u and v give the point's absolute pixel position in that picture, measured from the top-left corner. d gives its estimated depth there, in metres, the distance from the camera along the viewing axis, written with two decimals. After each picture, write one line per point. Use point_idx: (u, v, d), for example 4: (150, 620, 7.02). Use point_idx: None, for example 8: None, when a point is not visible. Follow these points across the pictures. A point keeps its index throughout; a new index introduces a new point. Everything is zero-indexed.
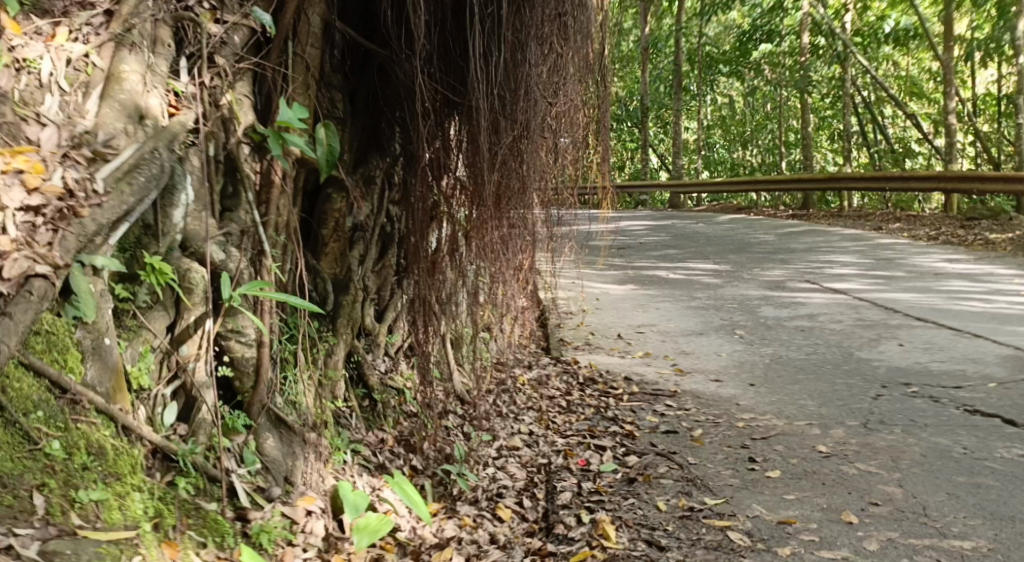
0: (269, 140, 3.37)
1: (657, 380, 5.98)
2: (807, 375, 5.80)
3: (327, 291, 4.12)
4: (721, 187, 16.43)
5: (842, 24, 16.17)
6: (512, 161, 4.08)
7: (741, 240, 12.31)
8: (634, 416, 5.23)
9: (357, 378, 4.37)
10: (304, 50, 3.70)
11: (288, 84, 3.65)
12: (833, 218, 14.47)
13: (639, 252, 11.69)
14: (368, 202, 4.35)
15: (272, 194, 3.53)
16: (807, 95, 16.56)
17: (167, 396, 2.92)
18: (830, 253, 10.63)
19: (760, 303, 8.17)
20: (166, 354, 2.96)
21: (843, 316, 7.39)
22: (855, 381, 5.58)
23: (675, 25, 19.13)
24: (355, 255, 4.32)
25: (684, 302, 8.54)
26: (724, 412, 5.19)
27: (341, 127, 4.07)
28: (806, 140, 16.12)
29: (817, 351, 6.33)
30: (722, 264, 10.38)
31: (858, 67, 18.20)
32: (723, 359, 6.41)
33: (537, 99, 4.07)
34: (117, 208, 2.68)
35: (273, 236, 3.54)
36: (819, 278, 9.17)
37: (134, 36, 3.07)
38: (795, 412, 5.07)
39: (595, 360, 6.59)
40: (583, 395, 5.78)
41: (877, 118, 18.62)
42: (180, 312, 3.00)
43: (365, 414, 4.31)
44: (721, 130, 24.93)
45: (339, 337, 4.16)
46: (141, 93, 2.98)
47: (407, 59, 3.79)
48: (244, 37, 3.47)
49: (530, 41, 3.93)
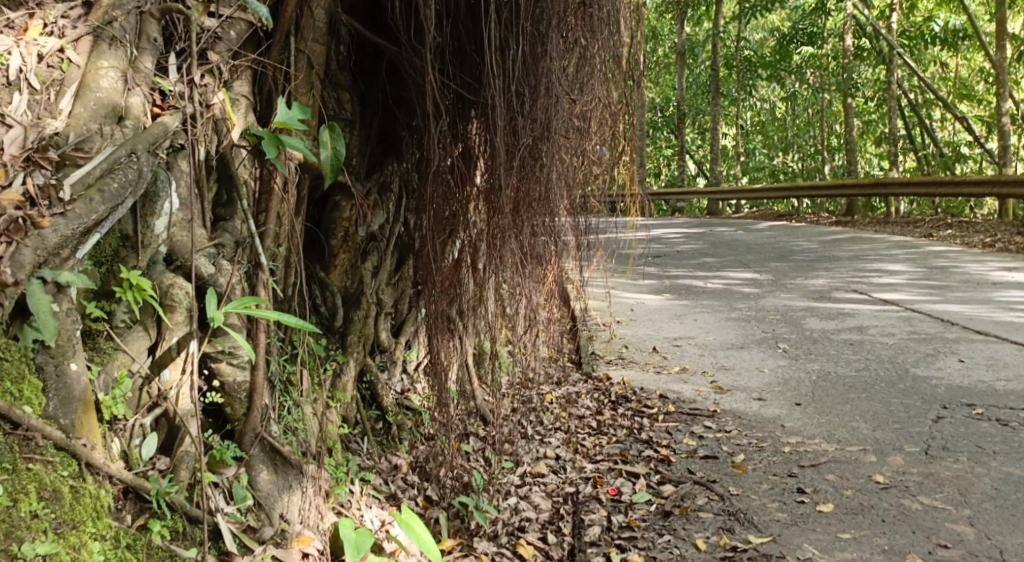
0: (264, 142, 3.06)
1: (694, 399, 5.61)
2: (858, 394, 5.39)
3: (336, 307, 3.87)
4: (762, 193, 15.94)
5: (887, 25, 15.56)
6: (535, 163, 3.77)
7: (783, 248, 11.86)
8: (669, 439, 4.88)
9: (370, 399, 4.10)
10: (306, 46, 3.42)
11: (289, 82, 3.38)
12: (880, 225, 13.92)
13: (675, 261, 11.30)
14: (382, 210, 4.08)
15: (271, 202, 3.24)
16: (851, 98, 16.07)
17: (147, 426, 2.61)
18: (879, 261, 10.16)
19: (804, 314, 7.75)
20: (145, 380, 2.66)
21: (895, 328, 6.96)
22: (912, 401, 5.16)
23: (714, 29, 18.72)
24: (368, 267, 4.04)
25: (723, 313, 8.15)
26: (768, 435, 4.82)
27: (350, 130, 3.79)
28: (850, 144, 15.61)
29: (868, 368, 5.91)
30: (762, 273, 9.98)
31: (906, 68, 17.61)
32: (766, 375, 6.01)
33: (559, 96, 3.75)
34: (87, 218, 2.38)
35: (271, 248, 3.26)
36: (867, 287, 8.72)
37: (114, 30, 2.79)
38: (846, 436, 4.68)
39: (629, 376, 6.24)
40: (615, 415, 5.43)
41: (927, 120, 17.96)
42: (161, 333, 2.71)
43: (378, 437, 4.06)
44: (760, 135, 24.38)
45: (349, 356, 3.91)
46: (121, 92, 2.71)
47: (416, 54, 3.51)
48: (241, 31, 3.19)
49: (551, 33, 3.61)
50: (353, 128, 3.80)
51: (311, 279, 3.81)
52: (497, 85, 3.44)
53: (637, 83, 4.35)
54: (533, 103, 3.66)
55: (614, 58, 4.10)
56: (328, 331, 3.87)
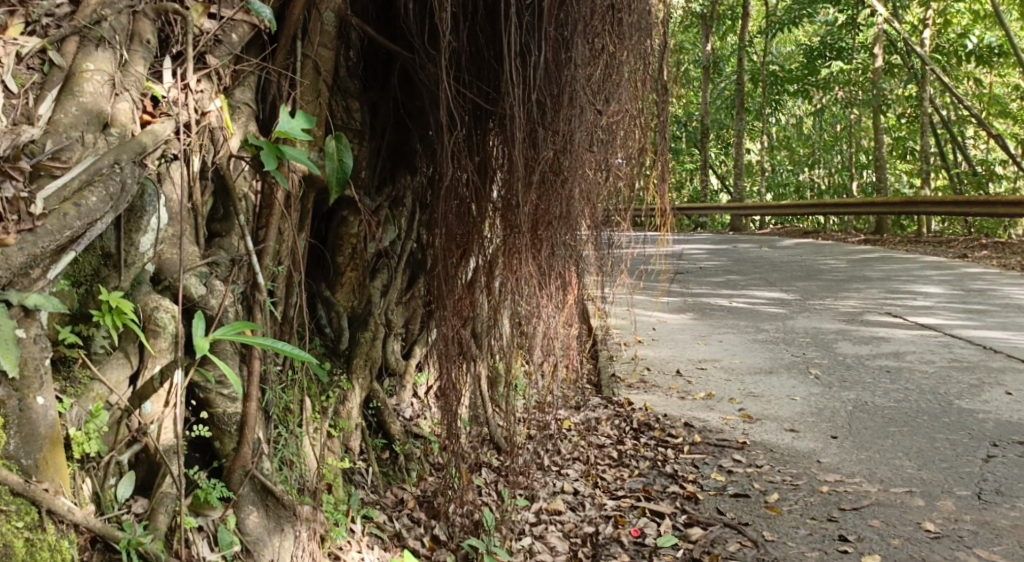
0: (264, 152, 2.84)
1: (721, 428, 5.32)
2: (899, 427, 5.07)
3: (341, 328, 3.68)
4: (789, 210, 15.54)
5: (920, 40, 15.07)
6: (556, 178, 3.51)
7: (810, 266, 11.50)
8: (695, 473, 4.64)
9: (376, 427, 3.86)
10: (314, 51, 3.20)
11: (295, 89, 3.15)
12: (912, 244, 13.49)
13: (698, 278, 10.97)
14: (392, 225, 3.88)
15: (271, 217, 2.99)
16: (882, 115, 15.69)
17: (124, 463, 2.40)
18: (912, 283, 9.80)
19: (836, 338, 7.43)
20: (124, 412, 2.41)
21: (934, 355, 6.62)
22: (959, 437, 4.84)
23: (741, 43, 18.40)
24: (377, 286, 3.85)
25: (750, 335, 7.84)
26: (803, 471, 4.54)
27: (358, 141, 3.58)
28: (879, 161, 15.25)
29: (909, 399, 5.58)
30: (789, 293, 9.66)
31: (939, 85, 17.11)
32: (797, 403, 5.71)
33: (583, 106, 3.50)
34: (59, 235, 2.17)
35: (270, 267, 3.01)
36: (902, 310, 8.36)
37: (104, 30, 2.57)
38: (889, 476, 4.39)
39: (652, 401, 5.96)
40: (637, 445, 5.17)
41: (961, 138, 17.45)
42: (144, 362, 2.44)
43: (385, 468, 3.81)
44: (786, 151, 23.94)
45: (354, 381, 3.68)
46: (107, 97, 2.49)
47: (431, 60, 3.27)
48: (245, 34, 3.01)
49: (576, 38, 3.37)
50: (363, 139, 3.58)
51: (315, 297, 3.64)
52: (517, 93, 3.19)
53: (656, 90, 4.11)
54: (556, 113, 3.40)
55: (638, 65, 3.86)
56: (332, 354, 3.67)
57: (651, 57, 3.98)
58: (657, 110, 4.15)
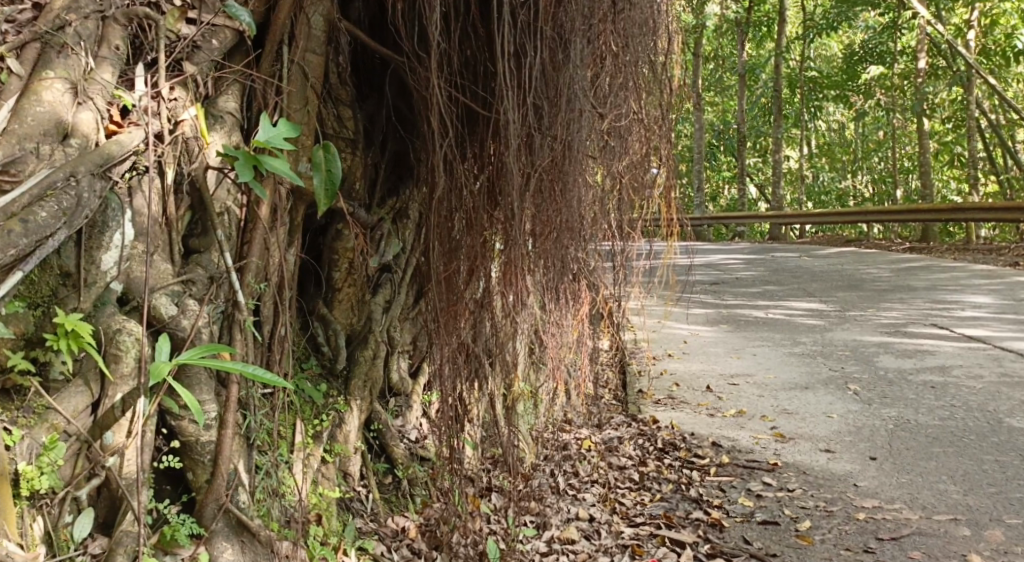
0: (239, 162, 2.62)
1: (751, 448, 5.06)
2: (944, 448, 4.77)
3: (339, 347, 3.52)
4: (828, 218, 15.12)
5: (965, 42, 14.58)
6: (556, 186, 3.31)
7: (850, 276, 11.12)
8: (721, 498, 4.41)
9: (379, 451, 3.67)
10: (303, 57, 3.04)
11: (281, 97, 2.99)
12: (958, 253, 13.03)
13: (733, 289, 10.67)
14: (395, 239, 3.76)
15: (255, 231, 2.80)
16: (925, 120, 15.22)
17: (83, 499, 2.25)
18: (958, 293, 9.40)
19: (876, 351, 7.11)
20: (83, 444, 2.24)
21: (982, 369, 6.28)
22: (1009, 459, 4.54)
23: (777, 49, 18.03)
24: (379, 303, 3.68)
25: (785, 348, 7.54)
26: (838, 496, 4.28)
27: (351, 150, 3.43)
28: (922, 168, 14.78)
29: (954, 417, 5.26)
30: (828, 304, 9.32)
31: (986, 88, 16.56)
32: (834, 421, 5.41)
33: (584, 110, 3.33)
34: (2, 253, 2.00)
35: (253, 285, 2.81)
36: (947, 321, 8.00)
37: (66, 35, 2.42)
38: (931, 501, 4.12)
39: (679, 418, 5.71)
40: (661, 466, 4.93)
41: (1008, 142, 16.89)
42: (104, 390, 2.26)
43: (387, 495, 3.61)
44: (825, 158, 23.45)
45: (353, 403, 3.48)
46: (68, 106, 2.34)
47: (421, 63, 3.11)
48: (226, 40, 2.82)
49: (575, 37, 3.21)
50: (355, 148, 3.43)
51: (309, 314, 3.51)
52: (511, 95, 3.01)
53: (657, 94, 3.92)
54: (554, 117, 3.22)
55: (638, 68, 3.68)
56: (330, 375, 3.51)
57: (651, 60, 3.80)
58: (660, 115, 3.96)
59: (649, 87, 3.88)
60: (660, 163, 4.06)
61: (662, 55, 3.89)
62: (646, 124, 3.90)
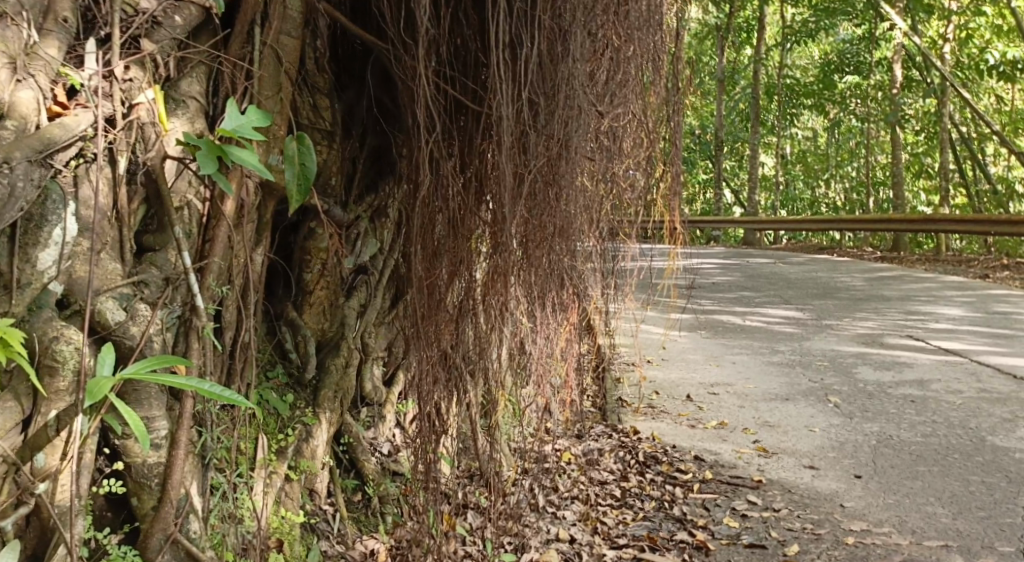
0: (202, 153, 2.34)
1: (735, 463, 4.87)
2: (929, 467, 4.59)
3: (309, 354, 3.27)
4: (803, 226, 15.01)
5: (940, 54, 14.48)
6: (549, 188, 3.08)
7: (826, 284, 10.98)
8: (706, 517, 4.21)
9: (348, 465, 3.41)
10: (276, 39, 2.81)
11: (250, 82, 2.74)
12: (931, 263, 12.94)
13: (710, 295, 10.50)
14: (373, 238, 3.52)
15: (218, 227, 2.54)
16: (900, 131, 15.13)
17: (8, 531, 1.97)
18: (933, 304, 9.27)
19: (855, 362, 6.94)
20: (9, 469, 1.97)
21: (963, 384, 6.11)
22: (996, 481, 4.37)
23: (756, 57, 17.93)
24: (354, 308, 3.44)
25: (764, 357, 7.36)
26: (826, 518, 4.09)
27: (328, 143, 3.18)
28: (896, 178, 14.69)
29: (937, 434, 5.08)
30: (805, 312, 9.16)
31: (959, 101, 16.49)
32: (817, 436, 5.22)
33: (582, 107, 3.10)
34: None
35: (213, 288, 2.54)
36: (924, 333, 7.85)
37: (8, 4, 2.13)
38: (921, 525, 3.94)
39: (659, 429, 5.51)
40: (642, 482, 4.72)
41: (979, 155, 16.85)
42: (37, 406, 2.00)
43: (355, 513, 3.35)
44: (800, 166, 23.39)
45: (321, 415, 3.22)
46: (4, 82, 2.06)
47: (407, 51, 2.87)
48: (191, 16, 2.59)
49: (575, 29, 2.99)
50: (332, 142, 3.19)
51: (278, 318, 3.25)
52: (506, 88, 2.78)
53: (655, 93, 3.70)
54: (550, 114, 2.99)
55: (638, 65, 3.47)
56: (297, 385, 3.25)
57: (651, 57, 3.58)
58: (656, 116, 3.75)
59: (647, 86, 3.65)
60: (654, 166, 3.84)
61: (661, 53, 3.67)
62: (642, 125, 3.69)
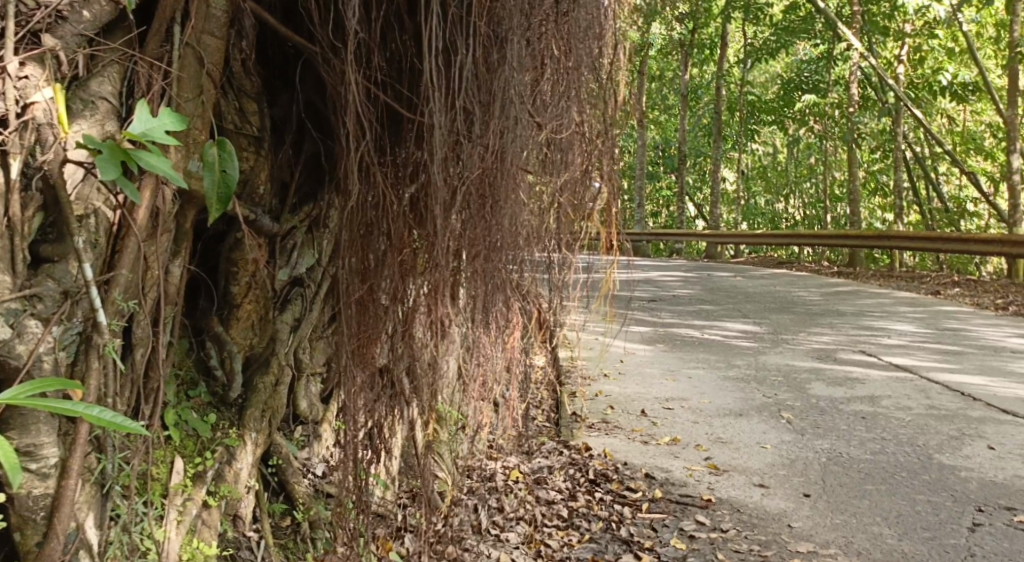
0: (103, 157, 2.16)
1: (686, 480, 4.76)
2: (876, 485, 4.52)
3: (235, 370, 3.08)
4: (762, 240, 15.04)
5: (894, 76, 14.55)
6: (485, 201, 2.95)
7: (784, 298, 10.97)
8: (653, 539, 4.10)
9: (277, 488, 3.24)
10: (199, 39, 2.66)
11: (168, 83, 2.59)
12: (886, 279, 13.00)
13: (670, 308, 10.44)
14: (310, 249, 3.37)
15: (128, 237, 2.38)
16: (857, 150, 15.21)
17: None
18: (884, 320, 9.28)
19: (808, 378, 6.88)
20: None
21: (911, 401, 6.06)
22: (940, 500, 4.31)
23: (717, 73, 17.95)
24: (286, 321, 3.28)
25: (720, 371, 7.28)
26: (773, 538, 4.00)
27: (258, 149, 3.03)
28: (852, 196, 14.75)
29: (885, 451, 5.02)
30: (762, 326, 9.12)
31: (912, 121, 16.62)
32: (769, 452, 5.13)
33: (518, 118, 2.98)
34: None
35: (118, 302, 2.38)
36: (876, 349, 7.82)
37: None
38: (867, 546, 3.86)
39: (612, 445, 5.40)
40: (591, 501, 4.59)
41: (932, 173, 17.03)
42: None
43: (282, 540, 3.18)
44: (760, 182, 23.54)
45: (246, 435, 3.03)
46: None
47: (336, 54, 2.74)
48: (103, 13, 2.44)
49: (511, 37, 2.88)
50: (262, 148, 3.04)
51: (204, 332, 3.07)
52: (438, 95, 2.65)
53: (595, 103, 3.59)
54: (485, 125, 2.87)
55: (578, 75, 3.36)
56: (220, 403, 3.07)
57: (592, 69, 3.48)
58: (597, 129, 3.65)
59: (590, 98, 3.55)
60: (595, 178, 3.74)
61: (603, 64, 3.57)
62: (581, 137, 3.58)
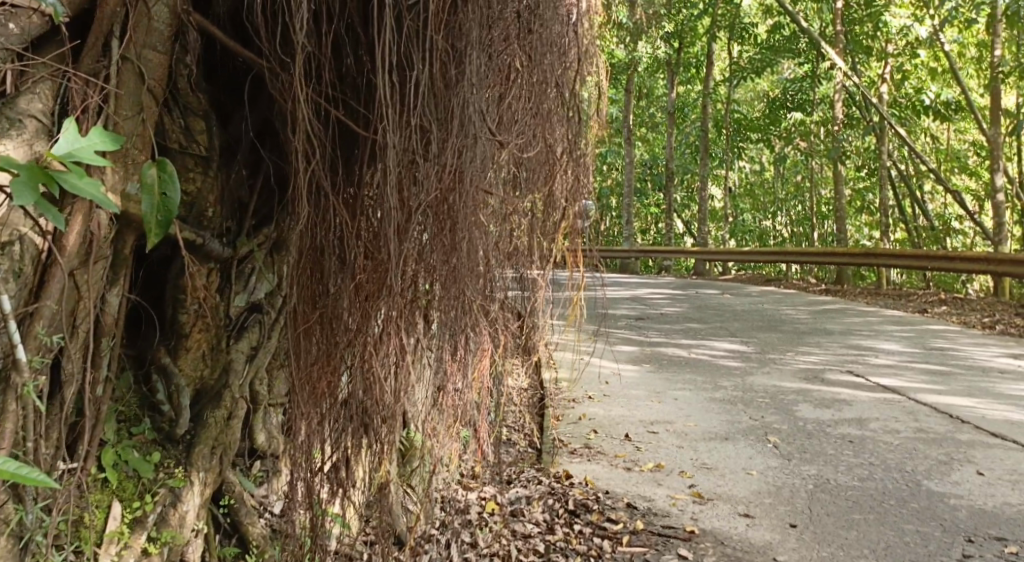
0: (23, 174, 1.97)
1: (669, 510, 4.58)
2: (863, 514, 4.36)
3: (183, 405, 2.89)
4: (750, 258, 14.92)
5: (879, 95, 14.45)
6: (444, 224, 2.78)
7: (771, 317, 10.82)
8: None
9: (230, 530, 3.03)
10: (140, 53, 2.48)
11: (106, 100, 2.42)
12: (873, 297, 12.88)
13: (656, 327, 10.27)
14: (268, 274, 3.20)
15: (57, 266, 2.22)
16: (843, 168, 15.11)
17: None
18: (872, 339, 9.13)
19: (795, 399, 6.72)
20: None
21: (899, 424, 5.90)
22: (929, 530, 4.15)
23: (703, 91, 17.87)
24: (240, 351, 3.09)
25: (705, 392, 7.11)
26: None
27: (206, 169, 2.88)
28: (838, 214, 14.64)
29: (873, 477, 4.86)
30: (749, 346, 8.96)
31: (898, 139, 16.55)
32: (754, 479, 4.96)
33: (479, 136, 2.83)
34: None
35: (42, 337, 2.22)
36: (864, 369, 7.67)
37: None
38: None
39: (594, 472, 5.22)
40: (569, 533, 4.40)
41: (917, 191, 16.96)
42: None
43: None
44: (748, 199, 23.46)
45: (193, 474, 2.84)
46: None
47: (284, 69, 2.59)
48: (31, 26, 2.31)
49: (470, 50, 2.74)
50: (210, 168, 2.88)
51: (151, 365, 2.89)
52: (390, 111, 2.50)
53: (566, 122, 3.43)
54: (443, 144, 2.72)
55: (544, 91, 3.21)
56: (166, 441, 2.88)
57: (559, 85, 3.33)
58: (566, 149, 3.49)
59: (559, 117, 3.39)
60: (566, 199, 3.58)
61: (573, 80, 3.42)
62: (549, 158, 3.42)
